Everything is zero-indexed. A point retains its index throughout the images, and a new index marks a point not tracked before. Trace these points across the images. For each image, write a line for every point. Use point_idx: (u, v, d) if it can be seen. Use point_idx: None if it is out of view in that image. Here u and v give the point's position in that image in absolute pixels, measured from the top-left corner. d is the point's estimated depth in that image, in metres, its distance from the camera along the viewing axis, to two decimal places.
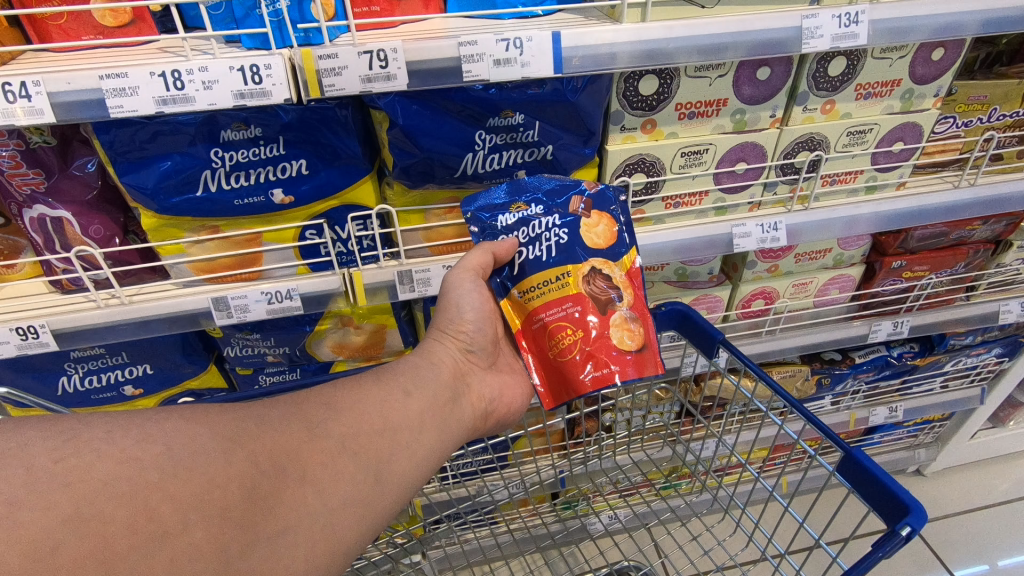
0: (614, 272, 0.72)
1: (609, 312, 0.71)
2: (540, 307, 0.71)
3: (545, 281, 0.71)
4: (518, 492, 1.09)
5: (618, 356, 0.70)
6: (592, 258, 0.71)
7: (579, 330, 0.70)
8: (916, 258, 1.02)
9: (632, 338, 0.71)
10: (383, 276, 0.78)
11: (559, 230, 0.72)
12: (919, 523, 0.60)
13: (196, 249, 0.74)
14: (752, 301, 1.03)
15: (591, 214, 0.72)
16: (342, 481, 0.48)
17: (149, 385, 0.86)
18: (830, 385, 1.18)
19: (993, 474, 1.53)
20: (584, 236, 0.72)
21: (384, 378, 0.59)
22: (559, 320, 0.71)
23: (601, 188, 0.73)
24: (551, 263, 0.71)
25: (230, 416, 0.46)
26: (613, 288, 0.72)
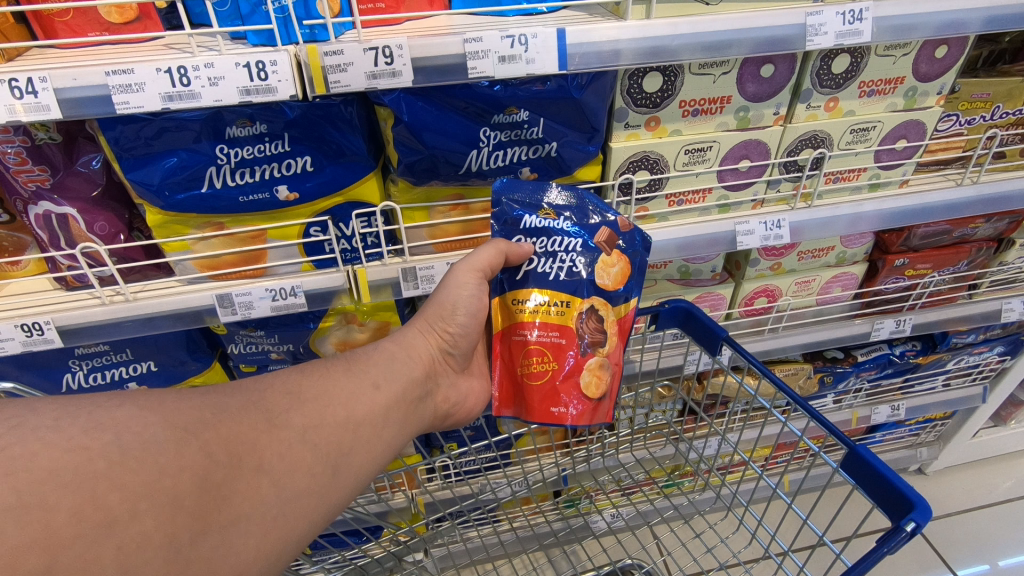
0: (610, 317, 0.74)
1: (587, 356, 0.73)
2: (530, 323, 0.73)
3: (545, 300, 0.73)
4: (521, 490, 1.09)
5: (579, 398, 0.73)
6: (594, 296, 0.73)
7: (553, 363, 0.72)
8: (919, 256, 1.02)
9: (597, 387, 0.73)
10: (387, 273, 0.78)
11: (576, 257, 0.73)
12: (924, 518, 0.60)
13: (201, 245, 0.75)
14: (755, 298, 1.03)
15: (611, 252, 0.73)
16: (299, 472, 0.49)
17: (153, 382, 0.86)
18: (833, 384, 1.18)
19: (994, 472, 1.53)
20: (595, 272, 0.73)
21: (353, 371, 0.61)
22: (541, 344, 0.73)
23: (632, 231, 0.74)
24: (555, 284, 0.73)
25: (185, 408, 0.47)
26: (603, 334, 0.73)
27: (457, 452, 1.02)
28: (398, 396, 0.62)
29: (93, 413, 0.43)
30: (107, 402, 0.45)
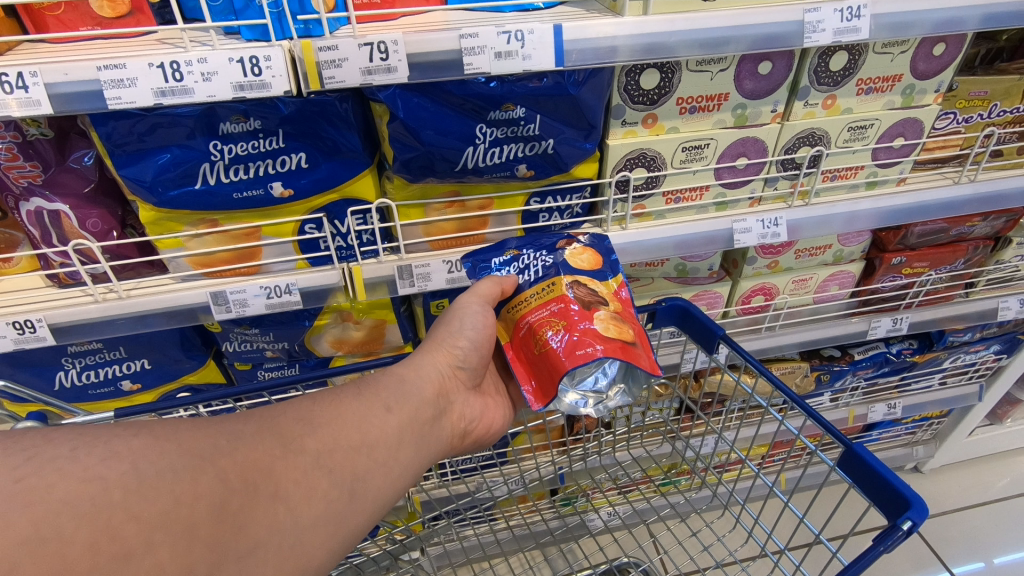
0: (599, 286, 0.74)
1: (594, 310, 0.71)
2: (527, 312, 0.74)
3: (532, 293, 0.74)
4: (517, 488, 1.09)
5: (603, 340, 0.68)
6: (578, 272, 0.74)
7: (562, 322, 0.70)
8: (916, 255, 1.02)
9: (617, 330, 0.70)
10: (383, 271, 0.77)
11: (547, 256, 0.75)
12: (921, 517, 0.59)
13: (194, 242, 0.74)
14: (752, 297, 1.03)
15: (575, 245, 0.76)
16: (314, 498, 0.49)
17: (147, 380, 0.85)
18: (829, 382, 1.18)
19: (990, 470, 1.54)
20: (571, 260, 0.75)
21: (365, 393, 0.60)
22: (544, 317, 0.72)
23: (593, 233, 0.78)
24: (535, 281, 0.75)
25: (200, 433, 0.46)
26: (599, 296, 0.73)
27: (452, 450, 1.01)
28: (411, 417, 0.61)
29: (112, 442, 0.42)
30: (123, 430, 0.44)
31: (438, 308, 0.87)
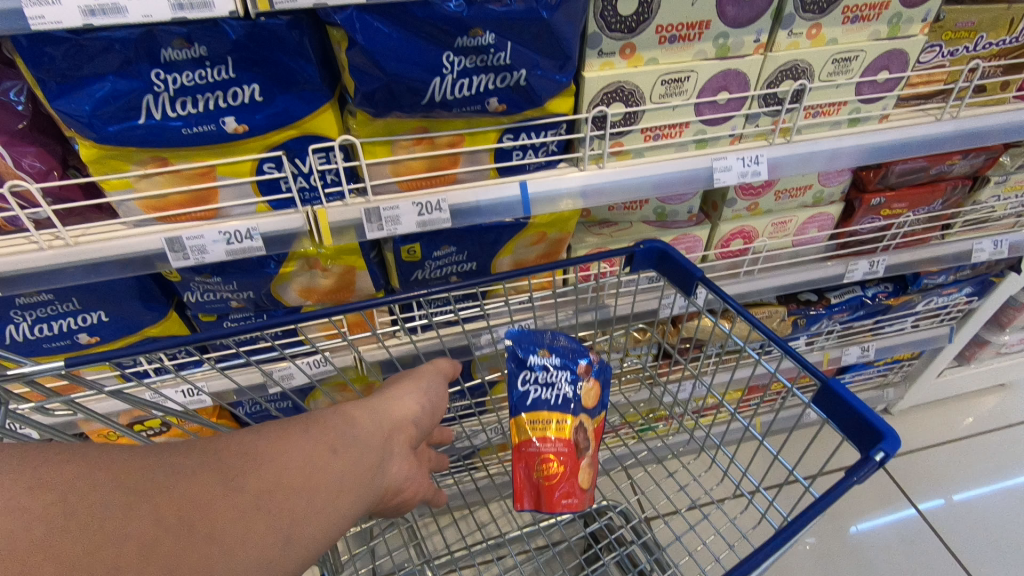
0: (592, 425, 0.83)
1: (584, 462, 0.82)
2: (540, 438, 0.81)
3: (544, 420, 0.81)
4: (496, 437, 1.09)
5: (582, 493, 0.81)
6: (584, 416, 0.82)
7: (563, 471, 0.80)
8: (895, 195, 1.01)
9: (592, 479, 0.83)
10: (349, 213, 0.74)
11: (567, 377, 0.81)
12: (893, 448, 0.60)
13: (144, 184, 0.69)
14: (731, 240, 1.02)
15: (589, 377, 0.82)
16: (250, 543, 0.43)
17: (105, 333, 0.82)
18: (805, 326, 1.19)
19: (956, 410, 1.59)
20: (584, 396, 0.82)
21: (316, 427, 0.53)
22: (550, 453, 0.80)
23: (603, 363, 0.84)
24: (553, 406, 0.81)
25: (140, 465, 0.43)
26: (591, 441, 0.83)
27: None
28: (370, 460, 0.55)
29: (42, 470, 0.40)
30: (54, 456, 0.41)
31: (410, 253, 0.83)
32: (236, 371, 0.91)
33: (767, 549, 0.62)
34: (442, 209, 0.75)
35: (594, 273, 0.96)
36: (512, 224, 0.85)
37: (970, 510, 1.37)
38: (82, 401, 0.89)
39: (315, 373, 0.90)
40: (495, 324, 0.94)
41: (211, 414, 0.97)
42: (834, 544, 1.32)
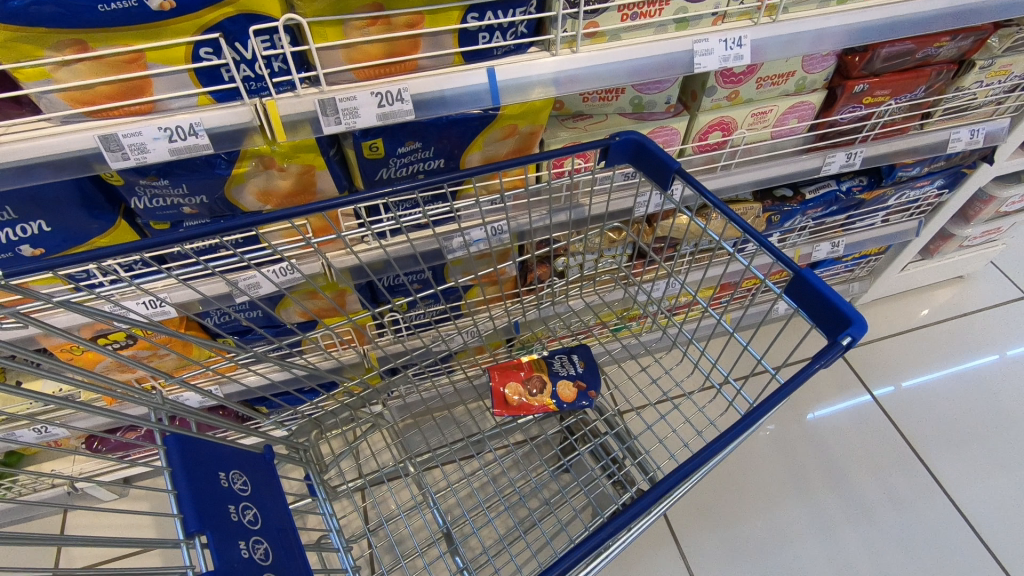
0: (541, 395, 1.06)
1: (522, 394, 1.06)
2: (529, 362, 1.10)
3: (536, 365, 1.09)
4: (472, 340, 1.10)
5: (503, 396, 1.06)
6: (546, 386, 1.06)
7: (511, 382, 1.07)
8: (879, 82, 0.97)
9: (510, 401, 1.05)
10: (303, 106, 0.67)
11: (565, 371, 1.09)
12: (860, 333, 0.62)
13: (64, 73, 0.62)
14: (709, 133, 0.98)
15: (572, 387, 1.06)
16: None
17: (49, 244, 0.77)
18: (779, 223, 1.19)
19: (915, 302, 1.65)
20: (559, 383, 1.07)
21: None
22: (517, 369, 1.08)
23: (582, 396, 1.05)
24: (545, 366, 1.09)
25: None
26: (529, 398, 1.05)
27: (403, 304, 0.99)
28: None
29: None
30: None
31: (372, 150, 0.78)
32: (198, 281, 0.87)
33: (731, 434, 0.64)
34: (404, 99, 0.69)
35: (567, 169, 0.93)
36: (480, 116, 0.80)
37: (919, 394, 1.46)
38: (38, 317, 0.86)
39: (283, 282, 0.87)
40: (467, 226, 0.91)
41: (178, 326, 0.94)
42: (792, 429, 1.42)
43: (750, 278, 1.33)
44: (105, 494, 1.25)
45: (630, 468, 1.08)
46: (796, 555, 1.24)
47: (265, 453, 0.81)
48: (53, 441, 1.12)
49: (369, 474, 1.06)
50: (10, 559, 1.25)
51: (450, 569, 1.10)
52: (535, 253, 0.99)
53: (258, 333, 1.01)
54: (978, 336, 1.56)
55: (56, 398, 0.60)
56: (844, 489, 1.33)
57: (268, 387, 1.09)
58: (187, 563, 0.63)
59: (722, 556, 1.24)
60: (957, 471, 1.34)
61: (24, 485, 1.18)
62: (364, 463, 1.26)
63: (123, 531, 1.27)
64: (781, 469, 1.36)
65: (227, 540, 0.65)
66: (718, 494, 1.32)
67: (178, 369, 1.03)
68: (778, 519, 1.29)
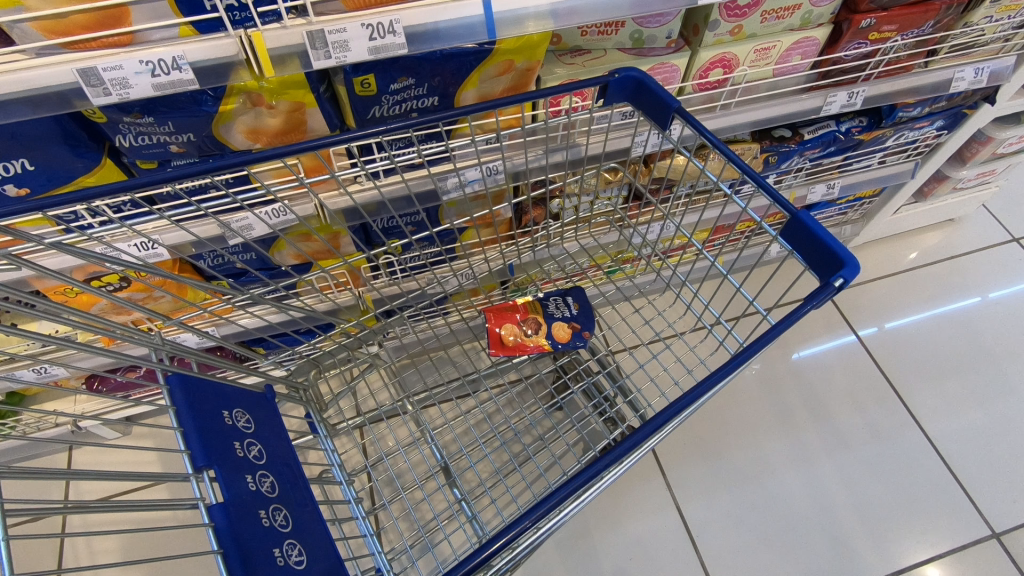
0: (535, 335, 1.08)
1: (518, 334, 1.08)
2: (523, 305, 1.11)
3: (532, 307, 1.11)
4: (468, 282, 1.11)
5: (499, 336, 1.07)
6: (541, 327, 1.08)
7: (507, 323, 1.09)
8: (887, 16, 0.94)
9: (506, 342, 1.07)
10: (290, 38, 0.64)
11: (561, 311, 1.10)
12: (852, 275, 0.64)
13: (35, 0, 0.59)
14: (710, 70, 0.95)
15: (566, 328, 1.08)
16: None
17: (34, 184, 0.75)
18: (776, 164, 1.18)
19: (905, 245, 1.66)
20: (555, 323, 1.08)
21: None
22: (514, 312, 1.10)
23: (576, 337, 1.07)
24: (540, 308, 1.10)
25: None
26: (524, 338, 1.07)
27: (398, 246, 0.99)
28: None
29: None
30: None
31: (364, 86, 0.76)
32: (190, 222, 0.86)
33: (722, 373, 0.66)
34: (397, 32, 0.66)
35: (564, 108, 0.91)
36: (475, 51, 0.77)
37: (902, 334, 1.50)
38: (29, 258, 0.85)
39: (277, 224, 0.85)
40: (462, 166, 0.90)
41: (171, 268, 0.94)
42: (777, 367, 1.46)
43: (744, 221, 1.34)
44: (109, 432, 1.28)
45: (621, 405, 1.12)
46: (775, 485, 1.31)
47: (266, 393, 0.82)
48: (53, 381, 1.14)
49: (367, 411, 1.08)
50: (21, 492, 1.30)
51: (448, 499, 1.15)
52: (530, 195, 0.98)
53: (253, 275, 1.01)
54: (963, 278, 1.59)
55: (55, 338, 0.60)
56: (824, 424, 1.38)
57: (265, 328, 1.10)
58: (198, 494, 0.66)
59: (706, 486, 1.31)
60: (933, 407, 1.40)
61: (29, 423, 1.20)
62: (362, 402, 1.29)
63: (129, 466, 1.31)
64: (766, 406, 1.41)
65: (234, 474, 0.68)
66: (704, 429, 1.38)
67: (175, 310, 1.04)
68: (760, 452, 1.35)
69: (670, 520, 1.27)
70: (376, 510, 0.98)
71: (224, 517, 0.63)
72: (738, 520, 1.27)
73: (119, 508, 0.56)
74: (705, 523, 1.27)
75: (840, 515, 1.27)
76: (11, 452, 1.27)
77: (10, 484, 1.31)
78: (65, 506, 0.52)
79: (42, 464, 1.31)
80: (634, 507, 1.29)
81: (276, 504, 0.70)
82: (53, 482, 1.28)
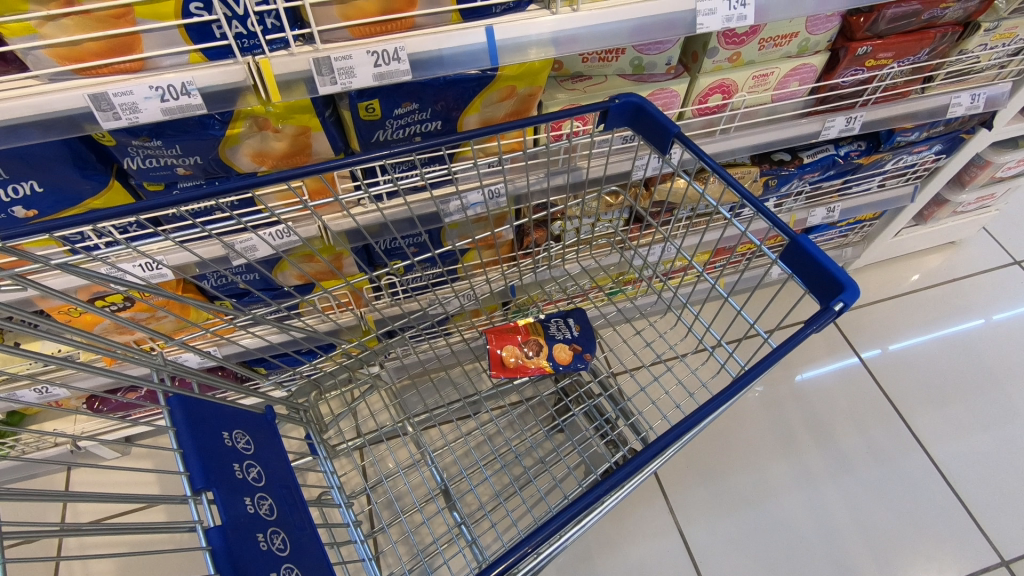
0: (536, 356, 1.08)
1: (519, 355, 1.08)
2: (524, 324, 1.11)
3: (533, 328, 1.11)
4: (469, 303, 1.11)
5: (500, 357, 1.07)
6: (543, 349, 1.08)
7: (509, 344, 1.08)
8: (882, 44, 0.96)
9: (507, 363, 1.07)
10: (296, 65, 0.66)
11: (564, 332, 1.10)
12: (852, 299, 0.64)
13: (50, 29, 0.60)
14: (709, 96, 0.97)
15: (567, 349, 1.08)
16: None
17: (42, 206, 0.76)
18: (776, 187, 1.19)
19: (906, 267, 1.67)
20: (556, 345, 1.08)
21: None
22: (514, 332, 1.10)
23: (578, 358, 1.07)
24: (541, 329, 1.11)
25: None
26: (525, 359, 1.07)
27: (400, 267, 1.00)
28: None
29: None
30: None
31: (368, 111, 0.77)
32: (195, 243, 0.87)
33: (723, 396, 0.66)
34: (401, 59, 0.68)
35: (565, 132, 0.93)
36: (478, 77, 0.78)
37: (906, 357, 1.50)
38: (35, 279, 0.85)
39: (280, 245, 0.87)
40: (464, 189, 0.91)
41: (175, 288, 0.95)
42: (780, 389, 1.45)
43: (745, 243, 1.34)
44: (108, 452, 1.28)
45: (622, 428, 1.11)
46: (779, 508, 1.29)
47: (266, 414, 0.82)
48: (54, 400, 1.14)
49: (368, 433, 1.08)
50: (17, 514, 1.29)
51: (448, 523, 1.14)
52: (532, 217, 0.99)
53: (256, 295, 1.02)
54: (965, 299, 1.59)
55: (54, 358, 0.60)
56: (828, 447, 1.37)
57: (266, 348, 1.10)
58: (196, 518, 0.65)
59: (708, 509, 1.29)
60: (937, 430, 1.38)
61: (28, 443, 1.20)
62: (362, 423, 1.29)
63: (127, 488, 1.30)
64: (769, 428, 1.40)
65: (232, 496, 0.67)
66: (706, 451, 1.37)
67: (177, 330, 1.04)
68: (763, 475, 1.33)
69: (672, 545, 1.26)
70: (375, 534, 0.96)
71: (221, 540, 0.62)
72: (741, 544, 1.25)
73: (117, 530, 0.55)
74: (707, 547, 1.25)
75: (844, 540, 1.25)
76: (9, 473, 1.26)
77: (7, 505, 1.30)
78: (64, 528, 0.51)
79: (40, 485, 1.30)
80: (636, 530, 1.28)
81: (274, 528, 0.70)
82: (51, 505, 1.27)
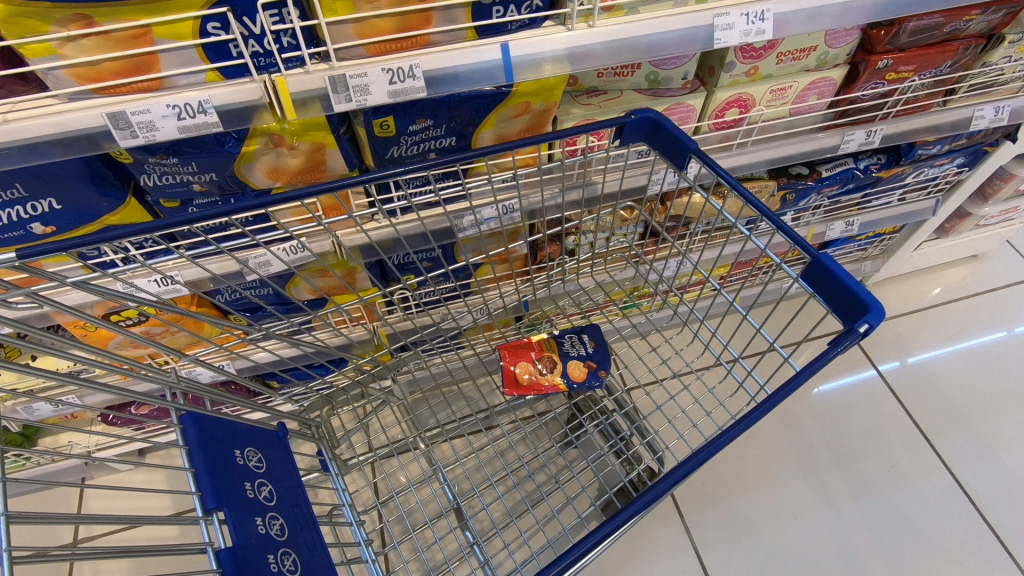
0: (552, 373, 1.06)
1: (535, 372, 1.06)
2: (536, 341, 1.10)
3: (547, 343, 1.10)
4: (482, 317, 1.11)
5: (515, 375, 1.06)
6: (560, 366, 1.07)
7: (524, 360, 1.07)
8: (904, 57, 0.94)
9: (524, 379, 1.06)
10: (311, 83, 0.66)
11: (580, 348, 1.10)
12: (877, 319, 0.62)
13: (70, 49, 0.61)
14: (726, 110, 0.96)
15: (581, 367, 1.07)
16: None
17: (60, 222, 0.76)
18: (794, 201, 1.17)
19: (928, 280, 1.63)
20: (572, 364, 1.07)
21: None
22: (526, 348, 1.09)
23: (591, 377, 1.06)
24: (557, 344, 1.10)
25: None
26: (540, 374, 1.06)
27: (413, 282, 0.99)
28: None
29: None
30: None
31: (383, 128, 0.77)
32: (209, 259, 0.87)
33: (745, 421, 0.64)
34: (416, 76, 0.68)
35: (580, 147, 0.92)
36: (492, 94, 0.78)
37: (925, 371, 1.46)
38: (51, 295, 0.86)
39: (294, 261, 0.87)
40: (478, 204, 0.90)
41: (188, 304, 0.95)
42: (797, 406, 1.42)
43: (764, 257, 1.33)
44: (121, 466, 1.28)
45: (638, 445, 1.09)
46: (798, 530, 1.26)
47: (278, 431, 0.81)
48: (68, 415, 1.14)
49: (380, 447, 1.07)
50: (32, 529, 1.29)
51: (461, 541, 1.12)
52: (546, 232, 0.99)
53: (268, 310, 1.02)
54: (987, 313, 1.55)
55: (63, 375, 0.60)
56: (848, 466, 1.34)
57: (278, 363, 1.10)
58: (206, 538, 0.64)
59: (725, 530, 1.27)
60: (962, 450, 1.34)
61: (42, 457, 1.21)
62: (374, 437, 1.28)
63: (139, 503, 1.30)
64: (786, 444, 1.37)
65: (244, 516, 0.67)
66: (723, 470, 1.34)
67: (190, 345, 1.04)
68: (781, 495, 1.30)
69: (689, 566, 1.23)
70: (387, 551, 0.95)
71: (233, 562, 0.61)
72: (759, 567, 1.22)
73: (121, 552, 0.54)
74: (724, 569, 1.22)
75: (866, 563, 1.22)
76: (24, 487, 1.27)
77: (21, 522, 1.31)
78: (64, 551, 0.50)
79: (55, 500, 1.31)
80: (651, 549, 1.25)
81: (285, 548, 0.69)
82: (63, 524, 1.27)
